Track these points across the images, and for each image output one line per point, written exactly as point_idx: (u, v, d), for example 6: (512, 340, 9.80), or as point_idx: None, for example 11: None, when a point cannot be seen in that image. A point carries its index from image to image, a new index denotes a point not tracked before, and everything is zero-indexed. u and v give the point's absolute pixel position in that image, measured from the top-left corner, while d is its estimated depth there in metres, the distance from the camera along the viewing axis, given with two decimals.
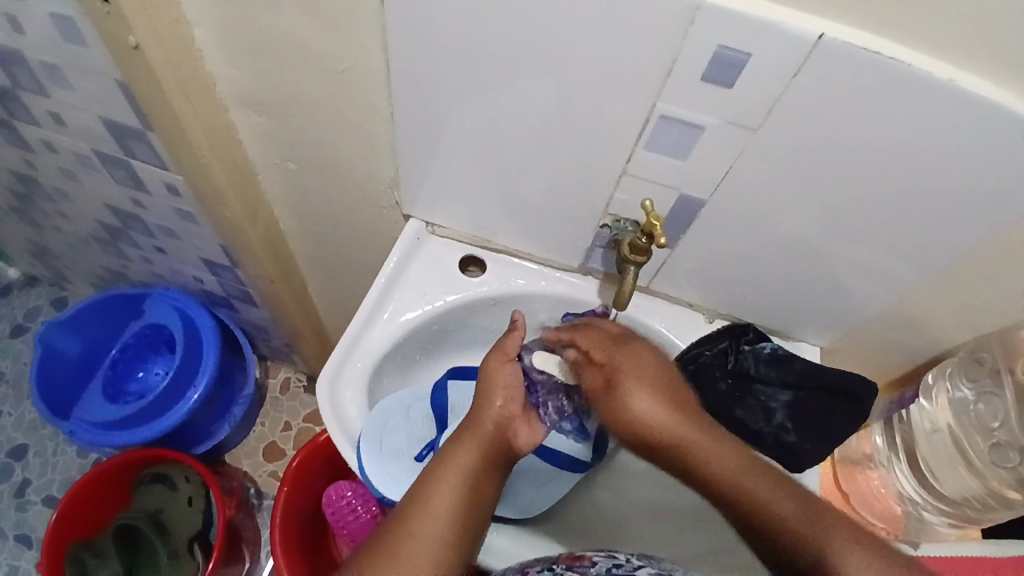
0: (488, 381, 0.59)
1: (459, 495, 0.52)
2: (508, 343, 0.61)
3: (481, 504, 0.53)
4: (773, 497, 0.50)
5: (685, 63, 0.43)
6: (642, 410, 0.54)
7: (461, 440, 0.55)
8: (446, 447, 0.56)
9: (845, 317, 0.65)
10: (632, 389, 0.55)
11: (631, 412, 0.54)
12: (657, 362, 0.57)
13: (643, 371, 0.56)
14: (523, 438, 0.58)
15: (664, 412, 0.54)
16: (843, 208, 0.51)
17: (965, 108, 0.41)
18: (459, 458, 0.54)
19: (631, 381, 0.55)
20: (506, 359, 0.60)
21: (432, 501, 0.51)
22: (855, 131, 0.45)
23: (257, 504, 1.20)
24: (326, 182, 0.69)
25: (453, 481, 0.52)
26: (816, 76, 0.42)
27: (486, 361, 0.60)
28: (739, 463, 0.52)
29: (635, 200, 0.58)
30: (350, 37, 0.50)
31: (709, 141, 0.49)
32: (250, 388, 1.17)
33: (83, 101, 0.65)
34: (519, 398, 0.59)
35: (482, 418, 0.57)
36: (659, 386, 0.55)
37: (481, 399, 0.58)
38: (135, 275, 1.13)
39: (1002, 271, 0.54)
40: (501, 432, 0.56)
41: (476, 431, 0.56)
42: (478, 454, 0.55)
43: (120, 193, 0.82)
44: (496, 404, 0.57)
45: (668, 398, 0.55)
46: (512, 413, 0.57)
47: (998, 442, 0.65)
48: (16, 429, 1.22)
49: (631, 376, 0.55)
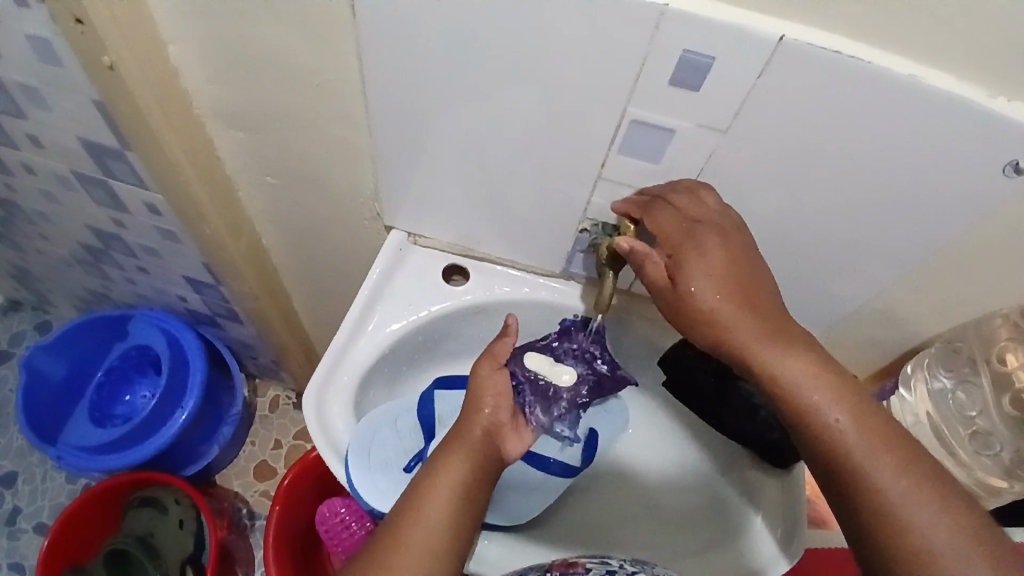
0: (477, 388, 0.58)
1: (450, 506, 0.52)
2: (500, 348, 0.60)
3: (472, 514, 0.53)
4: (824, 407, 0.47)
5: (654, 67, 0.44)
6: (701, 304, 0.51)
7: (451, 448, 0.55)
8: (434, 458, 0.55)
9: (824, 313, 0.66)
10: (692, 279, 0.51)
11: (693, 302, 0.51)
12: (732, 249, 0.51)
13: (708, 258, 0.51)
14: (511, 446, 0.58)
15: (726, 306, 0.50)
16: (816, 206, 0.52)
17: (928, 104, 0.42)
18: (450, 469, 0.53)
19: (693, 270, 0.51)
20: (498, 365, 0.59)
21: (421, 513, 0.51)
22: (825, 129, 0.46)
23: (250, 524, 1.19)
24: (307, 196, 0.69)
25: (444, 491, 0.52)
26: (782, 77, 0.43)
27: (477, 367, 0.59)
28: (796, 369, 0.48)
29: (614, 204, 0.58)
30: (325, 50, 0.51)
31: (682, 144, 0.50)
32: (238, 406, 1.16)
33: (61, 122, 0.65)
34: (508, 405, 0.58)
35: (471, 426, 0.56)
36: (727, 276, 0.50)
37: (471, 406, 0.57)
38: (118, 296, 1.13)
39: (973, 262, 0.55)
40: (489, 441, 0.56)
41: (466, 440, 0.55)
42: (467, 464, 0.54)
43: (102, 214, 0.82)
44: (485, 412, 0.57)
45: (733, 289, 0.50)
46: (500, 421, 0.57)
47: (979, 430, 0.66)
48: (3, 456, 1.21)
49: (693, 263, 0.51)
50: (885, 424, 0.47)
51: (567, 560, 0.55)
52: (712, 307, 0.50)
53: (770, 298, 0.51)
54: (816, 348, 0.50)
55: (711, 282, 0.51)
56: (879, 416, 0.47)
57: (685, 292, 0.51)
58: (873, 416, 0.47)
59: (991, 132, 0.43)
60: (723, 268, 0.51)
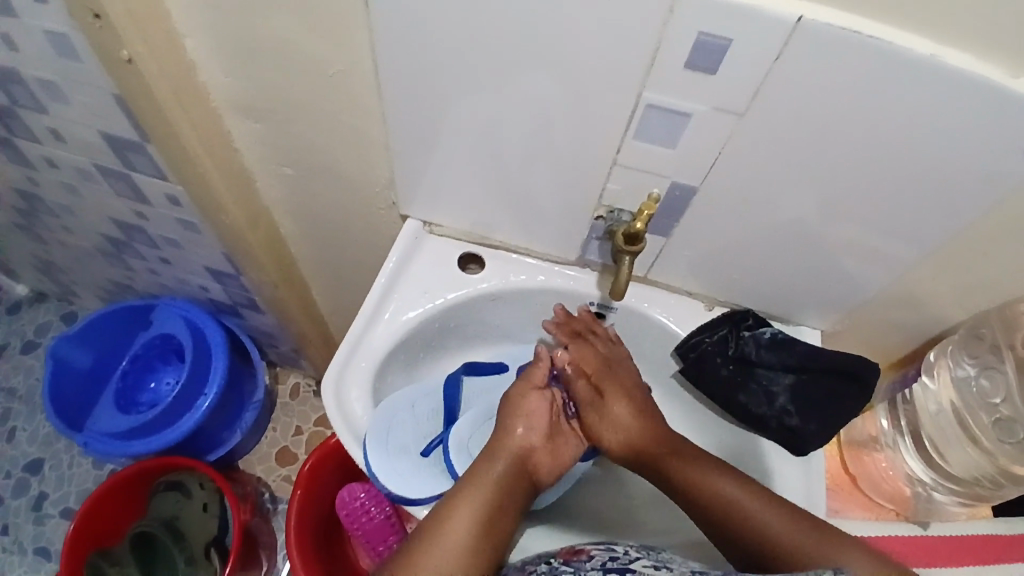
0: (512, 407, 0.61)
1: (475, 518, 0.54)
2: (534, 374, 0.63)
3: (497, 529, 0.55)
4: (741, 498, 0.55)
5: (670, 51, 0.44)
6: (620, 419, 0.62)
7: (483, 459, 0.58)
8: (462, 482, 0.57)
9: (844, 300, 0.65)
10: (610, 403, 0.62)
11: (612, 415, 0.62)
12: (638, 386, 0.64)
13: (625, 386, 0.63)
14: (543, 471, 0.60)
15: (638, 417, 0.62)
16: (836, 190, 0.52)
17: (950, 85, 0.41)
18: (483, 474, 0.57)
19: (612, 390, 0.63)
20: (533, 387, 0.62)
21: (442, 537, 0.52)
22: (846, 111, 0.45)
23: (272, 508, 1.21)
24: (323, 186, 0.69)
25: (470, 503, 0.55)
26: (799, 59, 0.42)
27: (517, 390, 0.62)
28: (710, 474, 0.58)
29: (629, 189, 0.58)
30: (339, 40, 0.51)
31: (697, 128, 0.49)
32: (260, 394, 1.18)
33: (81, 116, 0.66)
34: (541, 427, 0.60)
35: (503, 445, 0.59)
36: (635, 399, 0.63)
37: (504, 423, 0.60)
38: (141, 286, 1.14)
39: (997, 246, 0.54)
40: (520, 458, 0.58)
41: (497, 453, 0.58)
42: (494, 489, 0.56)
43: (123, 206, 0.83)
44: (518, 433, 0.59)
45: (641, 411, 0.62)
46: (532, 446, 0.59)
47: (1002, 417, 0.66)
48: (31, 444, 1.24)
49: (612, 387, 0.63)
50: (801, 513, 0.54)
51: (574, 546, 0.55)
52: (631, 416, 0.62)
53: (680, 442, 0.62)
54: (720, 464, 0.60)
55: (625, 402, 0.62)
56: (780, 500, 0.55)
57: (605, 411, 0.62)
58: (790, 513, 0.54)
59: (1014, 113, 0.42)
60: (630, 393, 0.63)
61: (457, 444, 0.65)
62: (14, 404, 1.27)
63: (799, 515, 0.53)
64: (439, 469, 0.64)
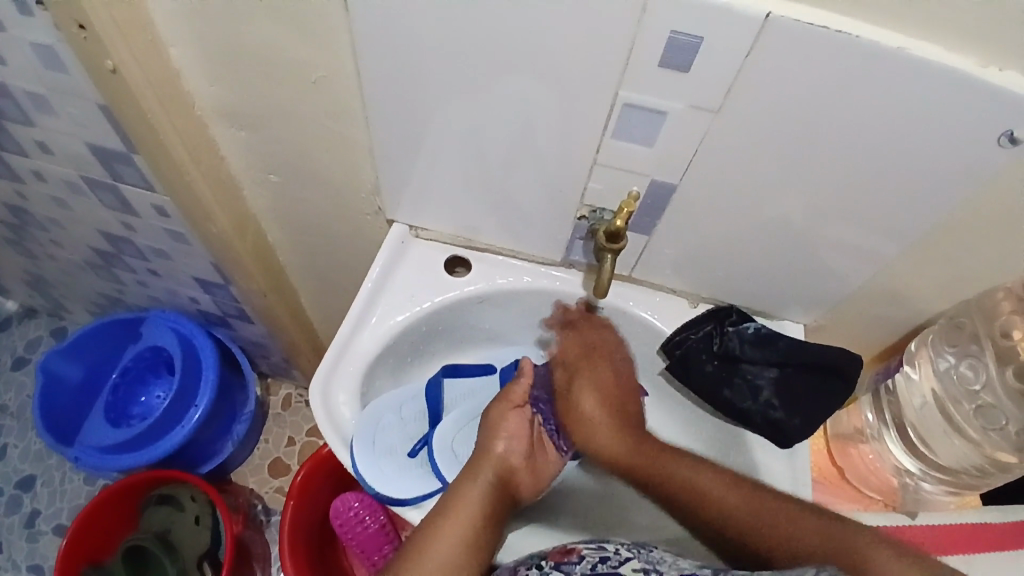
0: (494, 427, 0.62)
1: (461, 536, 0.54)
2: (514, 391, 0.64)
3: (483, 544, 0.55)
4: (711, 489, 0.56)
5: (645, 50, 0.45)
6: (585, 411, 0.63)
7: (466, 476, 0.59)
8: (445, 499, 0.57)
9: (826, 295, 0.66)
10: (580, 396, 0.64)
11: (577, 405, 0.64)
12: (616, 382, 0.66)
13: (600, 379, 0.65)
14: (526, 488, 0.61)
15: (605, 414, 0.63)
16: (811, 186, 0.53)
17: (920, 75, 0.42)
18: (466, 490, 0.57)
19: (586, 385, 0.65)
20: (513, 406, 0.63)
21: (427, 557, 0.53)
22: (818, 108, 0.46)
23: (266, 520, 1.21)
24: (310, 193, 0.70)
25: (455, 521, 0.55)
26: (770, 55, 0.43)
27: (494, 407, 0.63)
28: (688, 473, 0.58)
29: (611, 188, 0.59)
30: (322, 46, 0.51)
31: (675, 125, 0.50)
32: (251, 405, 1.18)
33: (68, 128, 0.66)
34: (523, 447, 0.61)
35: (483, 461, 0.60)
36: (607, 394, 0.64)
37: (485, 442, 0.61)
38: (131, 299, 1.15)
39: (971, 237, 0.55)
40: (501, 477, 0.59)
41: (478, 470, 0.59)
42: (479, 505, 0.57)
43: (112, 218, 0.84)
44: (499, 450, 0.60)
45: (612, 403, 0.64)
46: (514, 464, 0.60)
47: (983, 404, 0.66)
48: (23, 460, 1.23)
49: (588, 379, 0.65)
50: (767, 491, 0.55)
51: (565, 545, 0.54)
52: (595, 409, 0.63)
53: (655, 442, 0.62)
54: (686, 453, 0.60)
55: (596, 397, 0.64)
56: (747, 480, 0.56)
57: (572, 400, 0.64)
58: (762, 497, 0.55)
59: (978, 101, 0.43)
60: (606, 389, 0.65)
61: (442, 444, 0.66)
62: (5, 420, 1.27)
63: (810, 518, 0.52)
64: (425, 469, 0.65)
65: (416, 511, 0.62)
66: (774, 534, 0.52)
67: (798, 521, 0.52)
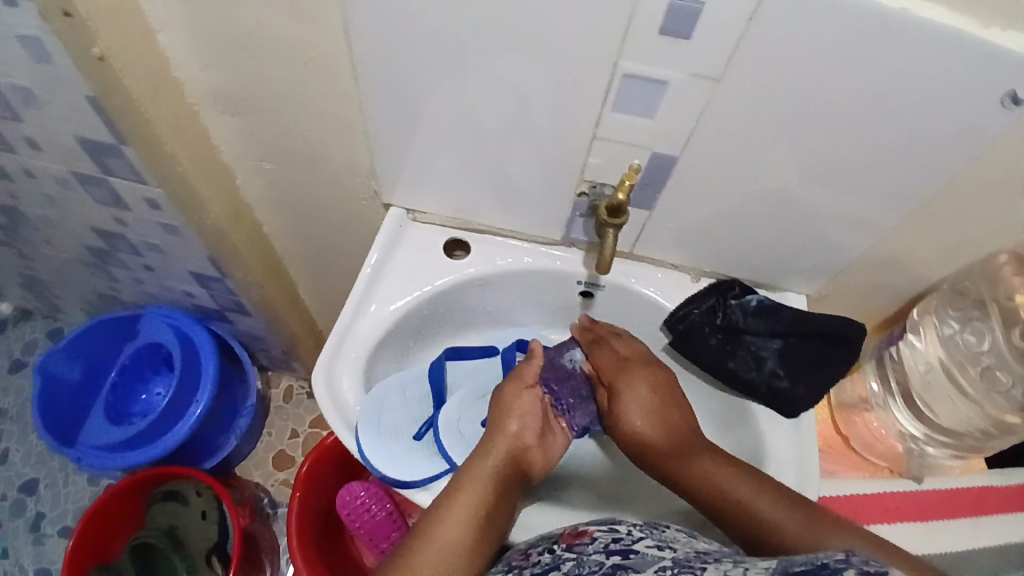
0: (506, 405, 0.61)
1: (473, 514, 0.54)
2: (527, 371, 0.64)
3: (494, 521, 0.55)
4: (719, 478, 0.57)
5: (644, 19, 0.44)
6: (635, 425, 0.61)
7: (478, 454, 0.59)
8: (458, 475, 0.57)
9: (828, 265, 0.66)
10: (626, 412, 0.62)
11: (625, 421, 0.61)
12: (656, 385, 0.63)
13: (639, 389, 0.63)
14: (537, 465, 0.61)
15: (654, 424, 0.61)
16: (813, 154, 0.52)
17: (922, 36, 0.42)
18: (477, 468, 0.57)
19: (627, 397, 0.62)
20: (526, 387, 0.63)
21: (438, 535, 0.53)
22: (821, 75, 0.46)
23: (272, 512, 1.20)
24: (306, 179, 0.69)
25: (467, 499, 0.55)
26: (771, 19, 0.42)
27: (505, 387, 0.63)
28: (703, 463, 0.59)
29: (610, 163, 0.58)
30: (314, 27, 0.50)
31: (675, 96, 0.49)
32: (252, 398, 1.17)
33: (57, 122, 0.65)
34: (535, 425, 0.61)
35: (496, 439, 0.59)
36: (653, 403, 0.62)
37: (497, 421, 0.61)
38: (127, 296, 1.14)
39: (974, 200, 0.55)
40: (513, 456, 0.59)
41: (491, 447, 0.59)
42: (492, 483, 0.57)
43: (104, 214, 0.82)
44: (512, 429, 0.60)
45: (658, 411, 0.61)
46: (527, 442, 0.60)
47: (987, 367, 0.67)
48: (25, 463, 1.23)
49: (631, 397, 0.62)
50: (774, 484, 0.57)
51: (576, 528, 0.54)
52: (644, 422, 0.61)
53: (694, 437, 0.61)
54: (705, 446, 0.61)
55: (642, 410, 0.61)
56: (758, 473, 0.58)
57: (619, 416, 0.62)
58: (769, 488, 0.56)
59: (981, 61, 0.43)
60: (652, 397, 0.62)
61: (448, 425, 0.66)
62: (4, 424, 1.26)
63: (810, 516, 0.53)
64: (432, 451, 0.64)
65: (423, 493, 0.62)
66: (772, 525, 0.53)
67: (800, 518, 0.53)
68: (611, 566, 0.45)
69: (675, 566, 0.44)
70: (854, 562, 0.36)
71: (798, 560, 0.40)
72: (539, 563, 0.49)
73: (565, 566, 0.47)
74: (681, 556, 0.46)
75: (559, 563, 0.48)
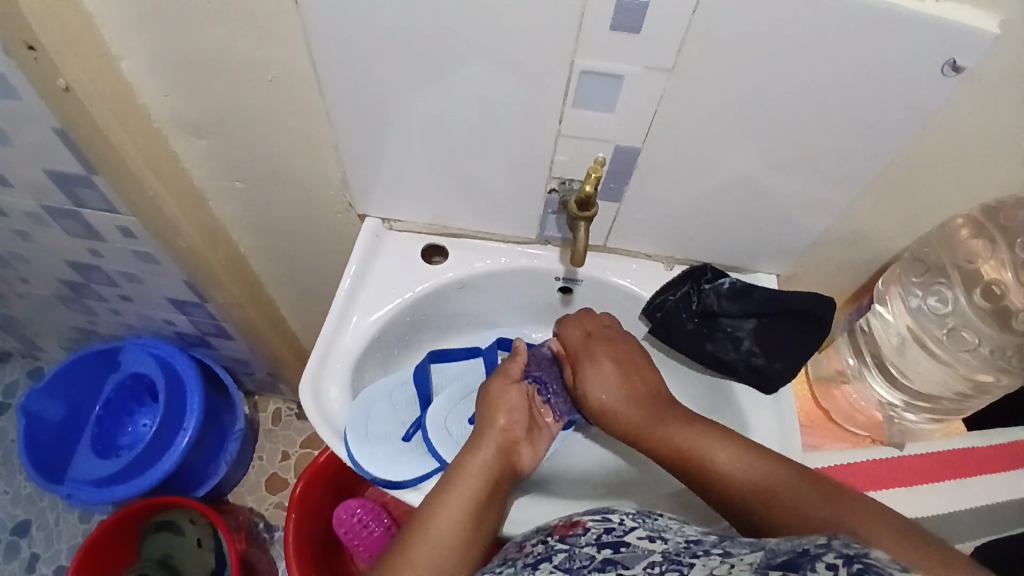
0: (494, 402, 0.63)
1: (465, 508, 0.55)
2: (512, 367, 0.66)
3: (486, 515, 0.56)
4: (711, 448, 0.56)
5: (595, 16, 0.46)
6: (601, 403, 0.63)
7: (468, 449, 0.60)
8: (449, 473, 0.58)
9: (794, 244, 0.68)
10: (591, 394, 0.64)
11: (592, 402, 0.64)
12: (624, 368, 0.64)
13: (605, 369, 0.64)
14: (526, 459, 0.62)
15: (620, 403, 0.62)
16: (770, 138, 0.54)
17: (858, 13, 0.44)
18: (470, 464, 0.58)
19: (590, 381, 0.64)
20: (513, 381, 0.65)
21: (432, 532, 0.54)
22: (767, 59, 0.47)
23: (269, 537, 1.20)
24: (278, 197, 0.70)
25: (458, 495, 0.56)
26: (715, 8, 0.44)
27: (490, 384, 0.65)
28: (693, 434, 0.58)
29: (577, 159, 0.60)
30: (275, 43, 0.51)
31: (632, 89, 0.51)
32: (240, 423, 1.17)
33: (24, 156, 0.65)
34: (522, 420, 0.63)
35: (484, 433, 0.61)
36: (617, 382, 0.63)
37: (486, 415, 0.62)
38: (105, 329, 1.13)
39: (925, 169, 0.57)
40: (503, 451, 0.60)
41: (483, 439, 0.60)
42: (483, 476, 0.58)
43: (78, 246, 0.82)
44: (500, 423, 0.61)
45: (624, 389, 0.63)
46: (516, 437, 0.62)
47: (953, 329, 0.69)
48: (14, 506, 1.21)
49: (592, 377, 0.64)
50: (777, 458, 0.54)
51: (570, 518, 0.55)
52: (611, 403, 0.63)
53: (677, 411, 0.61)
54: (696, 419, 0.60)
55: (607, 390, 0.63)
56: (755, 445, 0.56)
57: (586, 395, 0.64)
58: (770, 461, 0.54)
59: (916, 35, 0.45)
60: (617, 378, 0.64)
61: (435, 424, 0.67)
62: None
63: (820, 488, 0.51)
64: (422, 451, 0.65)
65: (414, 492, 0.63)
66: (782, 502, 0.51)
67: (811, 489, 0.51)
68: (602, 560, 0.46)
69: (664, 561, 0.45)
70: (834, 546, 0.37)
71: (783, 549, 0.40)
72: (533, 555, 0.51)
73: (557, 557, 0.48)
74: (672, 548, 0.46)
75: (552, 554, 0.49)
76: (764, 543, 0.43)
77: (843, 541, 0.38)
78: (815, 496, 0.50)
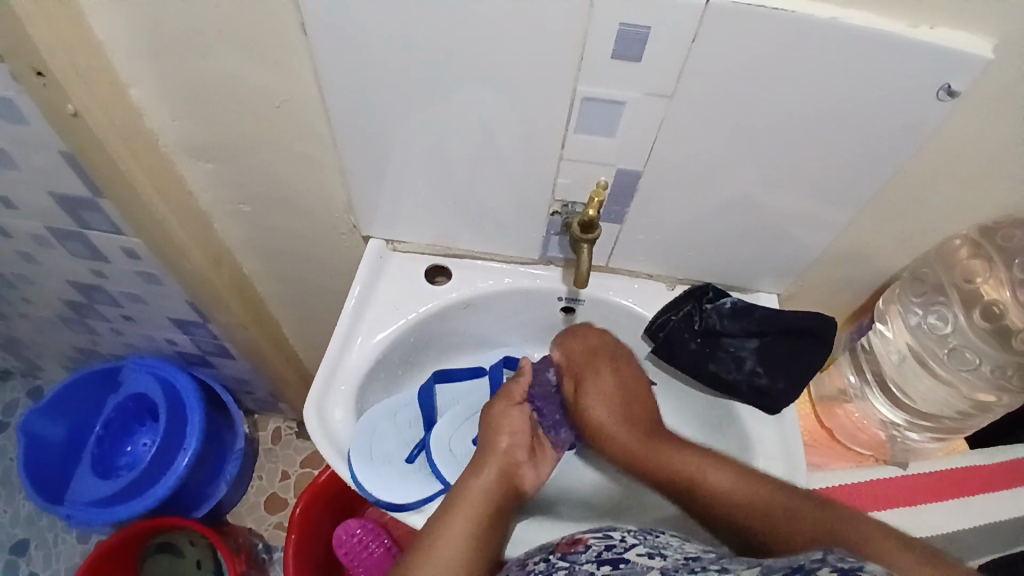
0: (497, 423, 0.63)
1: (467, 530, 0.55)
2: (514, 390, 0.66)
3: (488, 540, 0.56)
4: (708, 470, 0.57)
5: (598, 44, 0.47)
6: (597, 414, 0.65)
7: (472, 471, 0.60)
8: (450, 499, 0.58)
9: (793, 264, 0.68)
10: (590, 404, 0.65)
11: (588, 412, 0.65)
12: (621, 385, 0.66)
13: (602, 383, 0.66)
14: (528, 480, 0.63)
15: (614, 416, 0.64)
16: (767, 161, 0.55)
17: (855, 41, 0.45)
18: (472, 487, 0.59)
19: (590, 391, 0.66)
20: (514, 404, 0.65)
21: (434, 554, 0.53)
22: (766, 85, 0.48)
23: (268, 558, 1.20)
24: (283, 219, 0.71)
25: (461, 517, 0.56)
26: (716, 37, 0.45)
27: (492, 405, 0.65)
28: (689, 455, 0.59)
29: (578, 182, 0.60)
30: (283, 70, 0.52)
31: (633, 114, 0.52)
32: (241, 442, 1.17)
33: (31, 179, 0.66)
34: (524, 443, 0.63)
35: (486, 460, 0.61)
36: (614, 395, 0.65)
37: (489, 437, 0.63)
38: (108, 349, 1.13)
39: (922, 191, 0.58)
40: (505, 473, 0.60)
41: (485, 461, 0.61)
42: (485, 502, 0.58)
43: (82, 267, 0.83)
44: (502, 445, 0.62)
45: (620, 405, 0.65)
46: (517, 460, 0.62)
47: (954, 348, 0.69)
48: (13, 525, 1.21)
49: (591, 389, 0.66)
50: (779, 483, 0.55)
51: (571, 535, 0.55)
52: (607, 414, 0.64)
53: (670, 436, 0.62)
54: (692, 444, 0.61)
55: (603, 404, 0.65)
56: (753, 470, 0.57)
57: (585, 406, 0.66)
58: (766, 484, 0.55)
59: (913, 62, 0.46)
60: (612, 391, 0.65)
61: (439, 445, 0.67)
62: None
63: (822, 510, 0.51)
64: (425, 472, 0.66)
65: (418, 515, 0.63)
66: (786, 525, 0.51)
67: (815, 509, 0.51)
68: None
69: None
70: (829, 561, 0.37)
71: (778, 565, 0.40)
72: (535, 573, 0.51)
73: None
74: (669, 565, 0.46)
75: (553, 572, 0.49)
76: (762, 560, 0.43)
77: (838, 555, 0.38)
78: (818, 517, 0.51)
